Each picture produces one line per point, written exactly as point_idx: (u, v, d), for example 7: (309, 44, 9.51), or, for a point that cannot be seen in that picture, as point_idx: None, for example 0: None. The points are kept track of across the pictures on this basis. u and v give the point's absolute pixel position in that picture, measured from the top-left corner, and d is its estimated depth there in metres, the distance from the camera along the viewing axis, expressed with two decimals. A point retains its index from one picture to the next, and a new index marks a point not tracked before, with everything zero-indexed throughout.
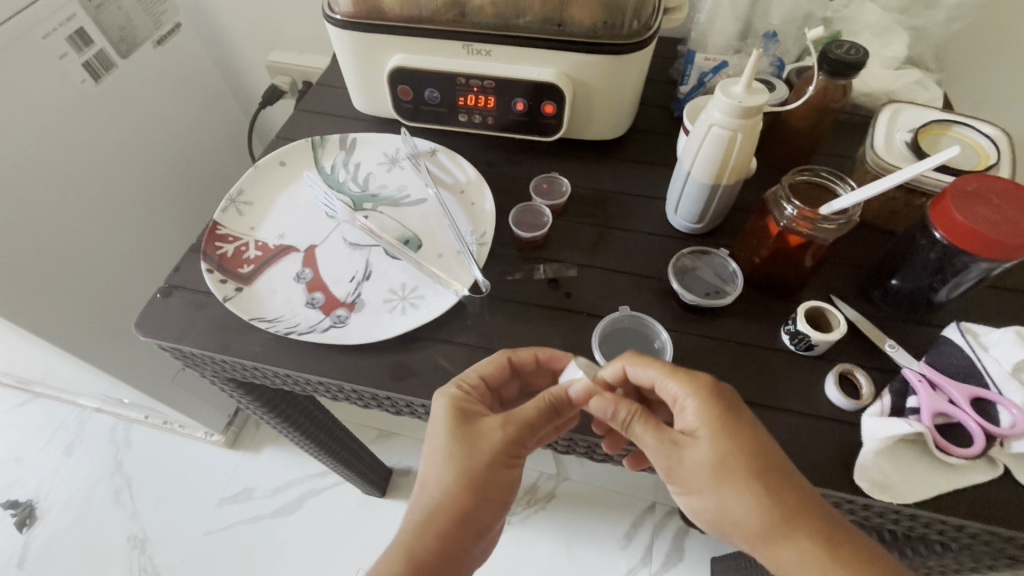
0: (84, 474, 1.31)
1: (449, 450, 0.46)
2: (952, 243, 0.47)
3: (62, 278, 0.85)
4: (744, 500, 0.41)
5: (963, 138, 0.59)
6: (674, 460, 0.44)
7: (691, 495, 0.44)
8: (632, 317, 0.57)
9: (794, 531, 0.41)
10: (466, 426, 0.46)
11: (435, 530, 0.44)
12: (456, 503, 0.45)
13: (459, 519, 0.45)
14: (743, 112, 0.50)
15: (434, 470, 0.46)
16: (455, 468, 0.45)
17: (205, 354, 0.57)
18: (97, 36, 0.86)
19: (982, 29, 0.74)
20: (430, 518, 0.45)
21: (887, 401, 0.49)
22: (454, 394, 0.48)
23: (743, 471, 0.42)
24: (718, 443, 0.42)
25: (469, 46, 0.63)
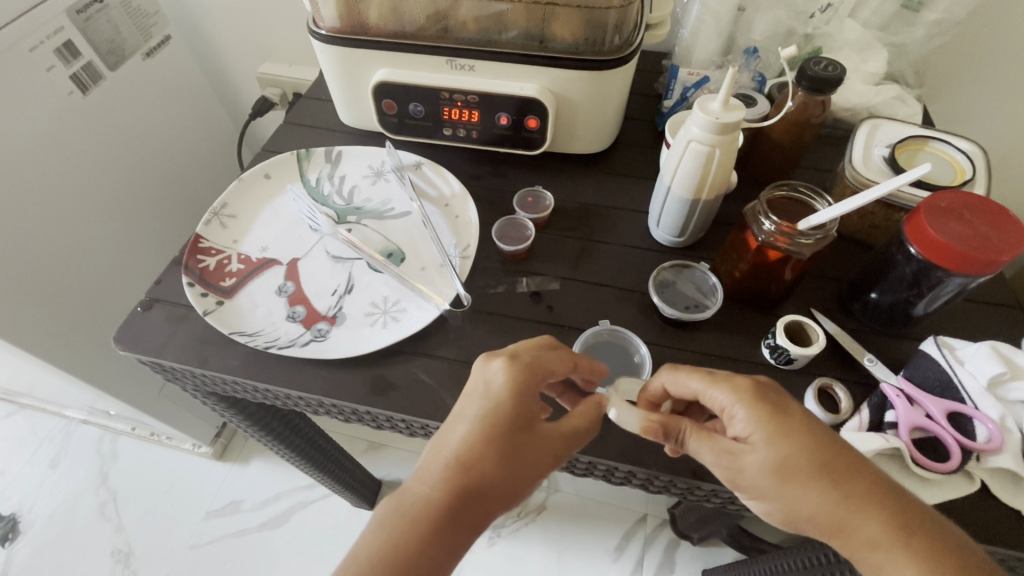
0: (68, 487, 1.30)
1: (474, 430, 0.43)
2: (926, 258, 0.48)
3: (47, 290, 0.84)
4: (814, 499, 0.39)
5: (939, 154, 0.60)
6: (733, 468, 0.42)
7: (755, 496, 0.42)
8: (611, 331, 0.58)
9: (864, 520, 0.38)
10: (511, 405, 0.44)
11: (443, 507, 0.41)
12: (470, 483, 0.42)
13: (471, 500, 0.42)
14: (720, 128, 0.51)
15: (454, 448, 0.43)
16: (478, 448, 0.42)
17: (184, 368, 0.56)
18: (86, 48, 0.87)
19: (960, 46, 0.75)
20: (441, 494, 0.41)
21: (865, 416, 0.49)
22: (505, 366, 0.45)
23: (807, 465, 0.40)
24: (777, 447, 0.40)
25: (453, 61, 0.63)
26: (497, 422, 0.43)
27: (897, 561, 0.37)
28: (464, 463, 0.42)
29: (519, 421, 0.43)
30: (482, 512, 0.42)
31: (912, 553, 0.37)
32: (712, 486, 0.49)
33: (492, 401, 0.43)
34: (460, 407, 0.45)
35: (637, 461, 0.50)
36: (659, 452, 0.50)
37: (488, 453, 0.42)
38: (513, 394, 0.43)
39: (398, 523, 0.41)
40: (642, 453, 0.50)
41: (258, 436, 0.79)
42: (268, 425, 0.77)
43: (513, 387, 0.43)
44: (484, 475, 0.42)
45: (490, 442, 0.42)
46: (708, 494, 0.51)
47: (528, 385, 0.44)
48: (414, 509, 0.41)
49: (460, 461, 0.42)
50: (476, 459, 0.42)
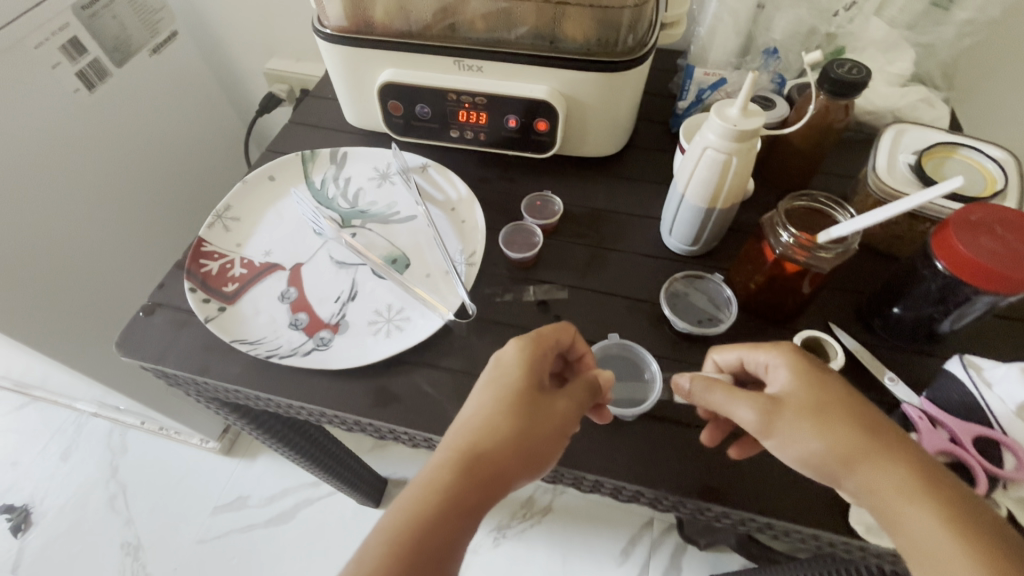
0: (80, 479, 1.31)
1: (488, 397, 0.45)
2: (953, 273, 0.46)
3: (54, 290, 0.84)
4: (839, 436, 0.40)
5: (969, 161, 0.57)
6: (770, 411, 0.42)
7: (783, 447, 0.42)
8: (621, 345, 0.56)
9: (884, 463, 0.39)
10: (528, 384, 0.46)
11: (459, 470, 0.42)
12: (484, 445, 0.43)
13: (484, 471, 0.42)
14: (738, 135, 0.48)
15: (469, 415, 0.45)
16: (492, 414, 0.44)
17: (185, 376, 0.56)
18: (92, 45, 0.86)
19: (991, 46, 0.71)
20: (454, 458, 0.42)
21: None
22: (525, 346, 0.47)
23: (833, 406, 0.41)
24: (808, 390, 0.42)
25: (460, 61, 0.61)
26: (508, 389, 0.45)
27: (915, 506, 0.37)
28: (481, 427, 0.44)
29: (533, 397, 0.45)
30: (496, 475, 0.42)
31: (931, 497, 0.37)
32: (724, 509, 0.47)
33: (505, 371, 0.46)
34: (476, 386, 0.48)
35: (646, 481, 0.48)
36: (668, 472, 0.48)
37: (501, 416, 0.44)
38: (525, 364, 0.46)
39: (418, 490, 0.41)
40: (651, 472, 0.48)
41: (264, 441, 0.79)
42: (274, 430, 0.77)
43: (524, 356, 0.47)
44: (497, 437, 0.43)
45: (503, 405, 0.44)
46: (719, 516, 0.49)
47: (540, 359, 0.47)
48: (433, 477, 0.42)
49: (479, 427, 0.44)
50: (490, 424, 0.44)
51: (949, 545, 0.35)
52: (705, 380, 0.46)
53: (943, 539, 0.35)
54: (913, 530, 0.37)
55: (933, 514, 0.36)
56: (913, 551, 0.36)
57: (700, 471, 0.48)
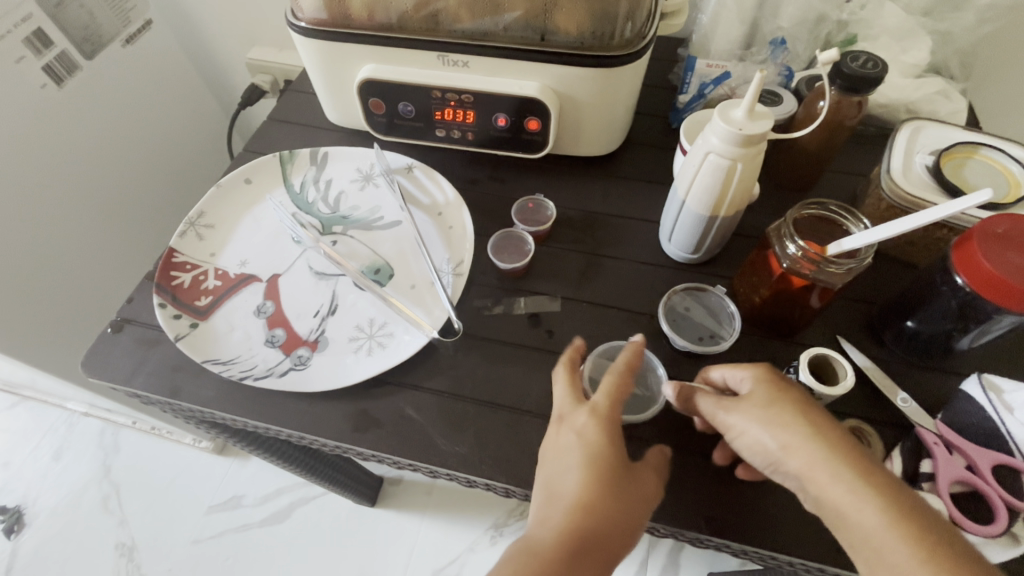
0: (72, 480, 1.28)
1: (590, 481, 0.41)
2: (978, 293, 0.42)
3: (30, 300, 0.81)
4: (795, 442, 0.39)
5: (991, 162, 0.53)
6: (726, 404, 0.42)
7: (738, 441, 0.42)
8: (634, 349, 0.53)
9: (834, 463, 0.37)
10: (622, 458, 0.42)
11: (573, 554, 0.39)
12: (593, 523, 0.40)
13: (602, 552, 0.40)
14: (743, 140, 0.44)
15: (574, 505, 0.40)
16: (603, 499, 0.40)
17: (156, 399, 0.52)
18: (59, 37, 0.80)
19: (1013, 31, 0.67)
20: (575, 552, 0.39)
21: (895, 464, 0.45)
22: (607, 420, 0.43)
23: (788, 405, 0.40)
24: (766, 397, 0.41)
25: (445, 56, 0.57)
26: (597, 467, 0.41)
27: (859, 503, 0.36)
28: (585, 505, 0.40)
29: (629, 473, 0.42)
30: (609, 550, 0.40)
31: (877, 499, 0.36)
32: (725, 541, 0.45)
33: (586, 442, 0.42)
34: (561, 459, 0.42)
35: None
36: (666, 501, 0.46)
37: (603, 492, 0.40)
38: (605, 436, 0.42)
39: None
40: None
41: (260, 456, 0.76)
42: (271, 447, 0.74)
43: (607, 429, 0.42)
44: (603, 514, 0.40)
45: (602, 479, 0.41)
46: (719, 546, 0.47)
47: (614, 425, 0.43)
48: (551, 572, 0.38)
49: (589, 516, 0.40)
50: (592, 501, 0.40)
51: (888, 544, 0.35)
52: (689, 386, 0.45)
53: (883, 534, 0.35)
54: (855, 526, 0.36)
55: (879, 513, 0.36)
56: (853, 542, 0.36)
57: (698, 500, 0.46)
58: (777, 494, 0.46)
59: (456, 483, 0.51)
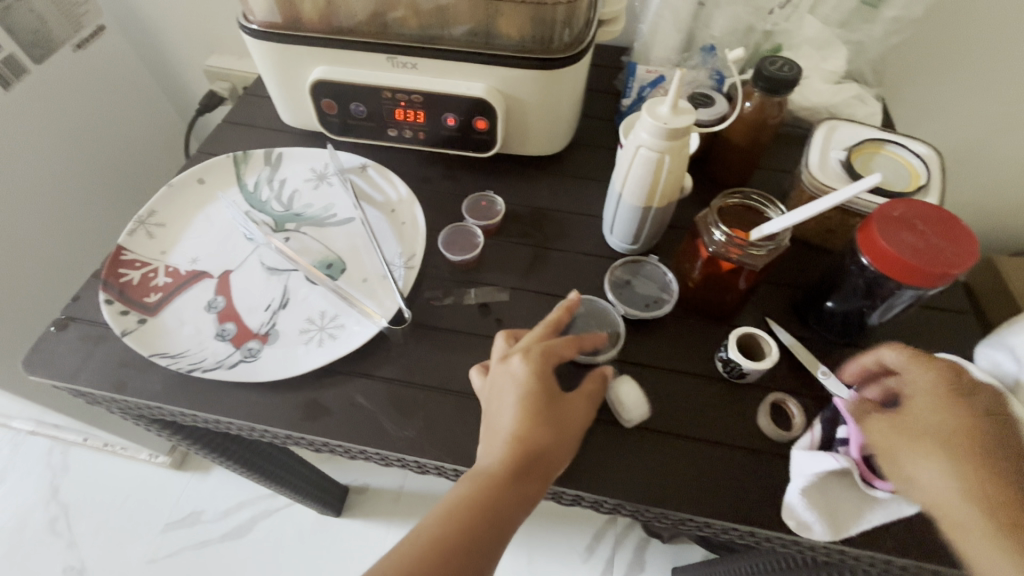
0: (17, 502, 1.22)
1: (517, 412, 0.45)
2: (879, 271, 0.47)
3: None
4: (898, 448, 0.43)
5: (895, 157, 0.59)
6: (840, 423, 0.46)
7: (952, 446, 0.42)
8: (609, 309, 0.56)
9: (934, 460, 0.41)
10: (548, 391, 0.46)
11: (506, 477, 0.43)
12: (529, 453, 0.44)
13: (530, 476, 0.43)
14: (669, 134, 0.48)
15: (505, 433, 0.44)
16: (528, 429, 0.44)
17: (101, 395, 0.52)
18: (7, 41, 0.78)
19: (919, 43, 0.74)
20: (500, 474, 0.43)
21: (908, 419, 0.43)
22: (539, 360, 0.46)
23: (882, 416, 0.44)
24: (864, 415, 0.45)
25: (394, 58, 0.59)
26: (530, 402, 0.45)
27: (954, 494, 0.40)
28: (518, 435, 0.44)
29: (554, 405, 0.46)
30: (545, 471, 0.44)
31: (974, 492, 0.39)
32: (661, 510, 0.47)
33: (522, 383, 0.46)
34: (498, 394, 0.46)
35: (583, 486, 0.48)
36: (608, 476, 0.48)
37: (535, 423, 0.44)
38: (538, 375, 0.46)
39: (463, 510, 0.43)
40: (590, 475, 0.48)
41: (214, 460, 0.74)
42: (226, 449, 0.73)
43: (535, 370, 0.46)
44: (532, 444, 0.44)
45: (535, 414, 0.45)
46: (656, 516, 0.49)
47: (547, 367, 0.46)
48: (485, 482, 0.43)
49: (517, 444, 0.44)
50: (525, 430, 0.44)
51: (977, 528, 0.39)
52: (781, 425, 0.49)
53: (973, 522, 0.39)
54: (951, 515, 0.40)
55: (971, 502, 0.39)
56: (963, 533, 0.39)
57: (636, 470, 0.48)
58: (707, 463, 0.48)
59: (407, 469, 0.52)
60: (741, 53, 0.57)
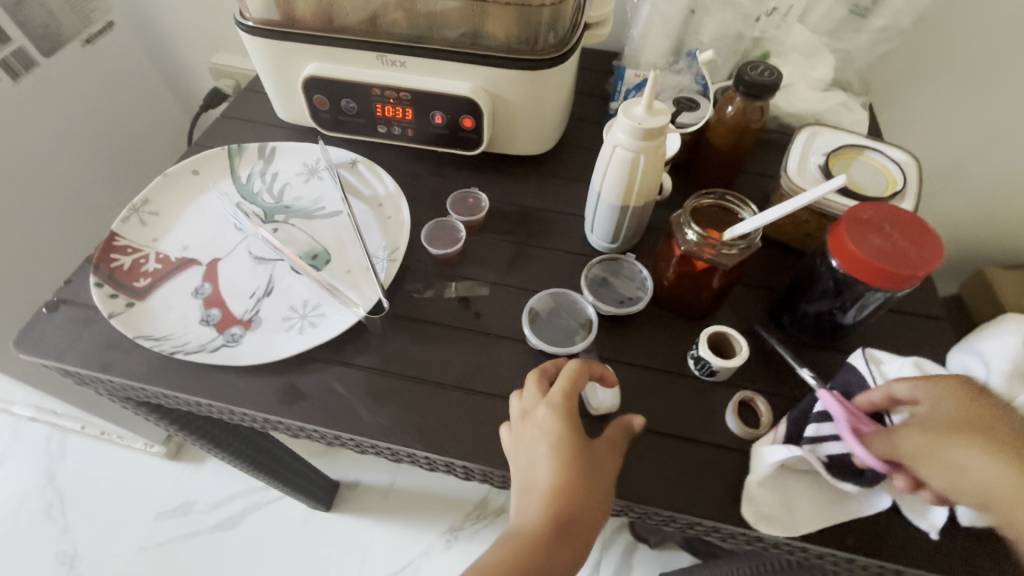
0: (14, 486, 1.24)
1: (553, 467, 0.44)
2: (848, 273, 0.47)
3: None
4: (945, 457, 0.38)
5: (874, 163, 0.59)
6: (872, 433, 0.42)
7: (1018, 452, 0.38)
8: (576, 305, 0.58)
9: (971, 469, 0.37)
10: (583, 442, 0.45)
11: (543, 538, 0.43)
12: (566, 511, 0.43)
13: (571, 528, 0.43)
14: (644, 133, 0.49)
15: (542, 488, 0.44)
16: (564, 484, 0.43)
17: (88, 374, 0.54)
18: (17, 34, 0.81)
19: (907, 53, 0.74)
20: (544, 530, 0.43)
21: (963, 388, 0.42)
22: (567, 409, 0.46)
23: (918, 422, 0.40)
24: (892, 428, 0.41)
25: (383, 56, 0.61)
26: (567, 455, 0.44)
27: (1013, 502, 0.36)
28: (558, 490, 0.44)
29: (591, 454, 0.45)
30: (586, 528, 0.44)
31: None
32: (626, 502, 0.47)
33: (557, 442, 0.44)
34: (526, 448, 0.45)
35: None
36: None
37: (574, 478, 0.44)
38: (568, 425, 0.45)
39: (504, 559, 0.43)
40: None
41: (202, 447, 0.76)
42: (214, 437, 0.75)
43: (566, 420, 0.45)
44: (575, 498, 0.43)
45: (568, 470, 0.44)
46: (622, 510, 0.50)
47: (576, 416, 0.46)
48: (525, 538, 0.43)
49: (555, 499, 0.43)
50: (564, 486, 0.44)
51: None
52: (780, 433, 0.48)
53: None
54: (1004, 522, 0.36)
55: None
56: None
57: None
58: (674, 457, 0.49)
59: (382, 455, 0.53)
60: (710, 54, 0.61)
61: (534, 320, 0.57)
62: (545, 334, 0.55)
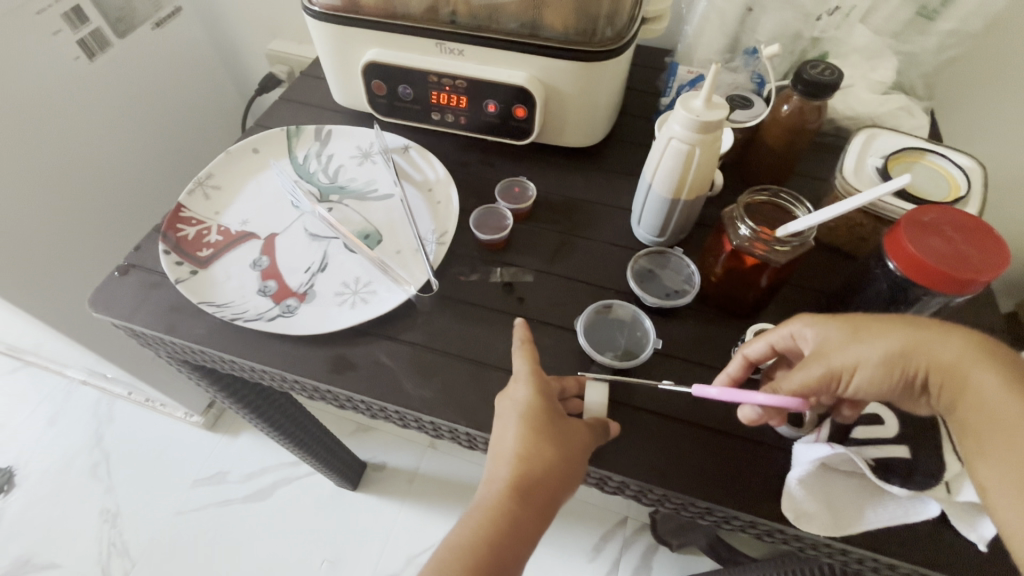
0: (64, 445, 1.31)
1: (520, 436, 0.45)
2: (906, 276, 0.46)
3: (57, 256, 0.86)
4: (882, 348, 0.41)
5: (935, 167, 0.58)
6: (822, 352, 0.43)
7: (835, 360, 0.42)
8: (635, 331, 0.56)
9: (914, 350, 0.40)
10: (550, 416, 0.46)
11: (507, 503, 0.43)
12: (530, 480, 0.44)
13: (534, 497, 0.44)
14: (701, 126, 0.49)
15: (510, 457, 0.45)
16: (531, 452, 0.44)
17: (153, 335, 0.57)
18: (94, 15, 0.86)
19: (974, 57, 0.72)
20: (508, 496, 0.44)
21: (753, 348, 0.48)
22: (537, 384, 0.47)
23: (863, 326, 0.42)
24: (847, 342, 0.42)
25: (442, 44, 0.63)
26: (536, 425, 0.45)
27: (977, 373, 0.38)
28: (523, 458, 0.44)
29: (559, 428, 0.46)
30: (548, 497, 0.44)
31: (989, 365, 0.38)
32: (665, 492, 0.48)
33: (523, 409, 0.46)
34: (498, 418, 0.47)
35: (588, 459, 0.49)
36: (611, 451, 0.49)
37: (541, 450, 0.44)
38: (540, 398, 0.46)
39: (473, 522, 0.43)
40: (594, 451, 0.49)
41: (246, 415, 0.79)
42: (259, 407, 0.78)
43: (536, 393, 0.46)
44: (540, 467, 0.44)
45: (536, 440, 0.44)
46: (659, 499, 0.50)
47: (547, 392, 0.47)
48: (491, 504, 0.44)
49: (522, 467, 0.44)
50: (531, 454, 0.44)
51: (1006, 400, 0.37)
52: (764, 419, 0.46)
53: (1004, 396, 0.37)
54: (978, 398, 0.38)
55: (996, 378, 0.38)
56: (992, 416, 0.37)
57: (644, 452, 0.49)
58: (715, 451, 0.49)
59: (425, 430, 0.55)
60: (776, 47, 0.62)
61: (601, 312, 0.57)
62: (595, 333, 0.56)
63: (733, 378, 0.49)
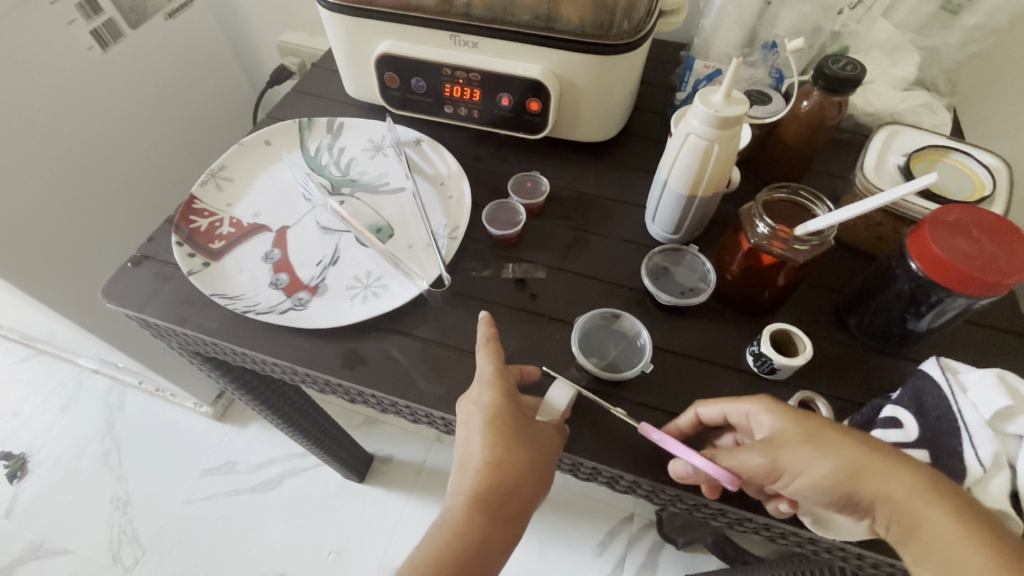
0: (76, 433, 1.32)
1: (483, 447, 0.45)
2: (929, 277, 0.45)
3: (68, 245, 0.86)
4: (832, 460, 0.40)
5: (959, 166, 0.56)
6: (773, 444, 0.42)
7: (784, 456, 0.41)
8: (628, 347, 0.55)
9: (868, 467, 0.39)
10: (514, 422, 0.46)
11: (473, 513, 0.45)
12: (495, 489, 0.45)
13: (499, 503, 0.45)
14: (720, 122, 0.48)
15: (476, 467, 0.46)
16: (495, 461, 0.45)
17: (166, 326, 0.57)
18: (107, 6, 0.85)
19: (999, 53, 0.70)
20: (474, 505, 0.45)
21: (706, 411, 0.47)
22: (499, 389, 0.46)
23: (820, 431, 0.41)
24: (797, 443, 0.41)
25: (456, 36, 0.62)
26: (499, 431, 0.45)
27: (927, 510, 0.38)
28: (489, 467, 0.45)
29: (524, 435, 0.46)
30: (516, 504, 0.46)
31: (936, 501, 0.38)
32: (677, 492, 0.48)
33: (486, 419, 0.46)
34: (461, 423, 0.47)
35: (600, 457, 0.48)
36: (621, 451, 0.49)
37: (505, 458, 0.45)
38: (502, 403, 0.46)
39: (444, 532, 0.45)
40: (604, 450, 0.49)
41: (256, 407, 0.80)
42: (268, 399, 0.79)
43: (498, 397, 0.46)
44: (504, 475, 0.45)
45: (499, 447, 0.45)
46: (673, 499, 0.50)
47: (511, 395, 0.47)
48: (458, 514, 0.46)
49: (486, 477, 0.45)
50: (495, 465, 0.45)
51: (959, 543, 0.37)
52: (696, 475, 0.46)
53: (955, 539, 0.37)
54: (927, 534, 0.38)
55: (946, 519, 0.37)
56: (923, 549, 0.38)
57: (657, 451, 0.49)
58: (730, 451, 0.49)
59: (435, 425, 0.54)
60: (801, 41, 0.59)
61: (607, 319, 0.56)
62: (595, 334, 0.55)
63: (681, 429, 0.48)
